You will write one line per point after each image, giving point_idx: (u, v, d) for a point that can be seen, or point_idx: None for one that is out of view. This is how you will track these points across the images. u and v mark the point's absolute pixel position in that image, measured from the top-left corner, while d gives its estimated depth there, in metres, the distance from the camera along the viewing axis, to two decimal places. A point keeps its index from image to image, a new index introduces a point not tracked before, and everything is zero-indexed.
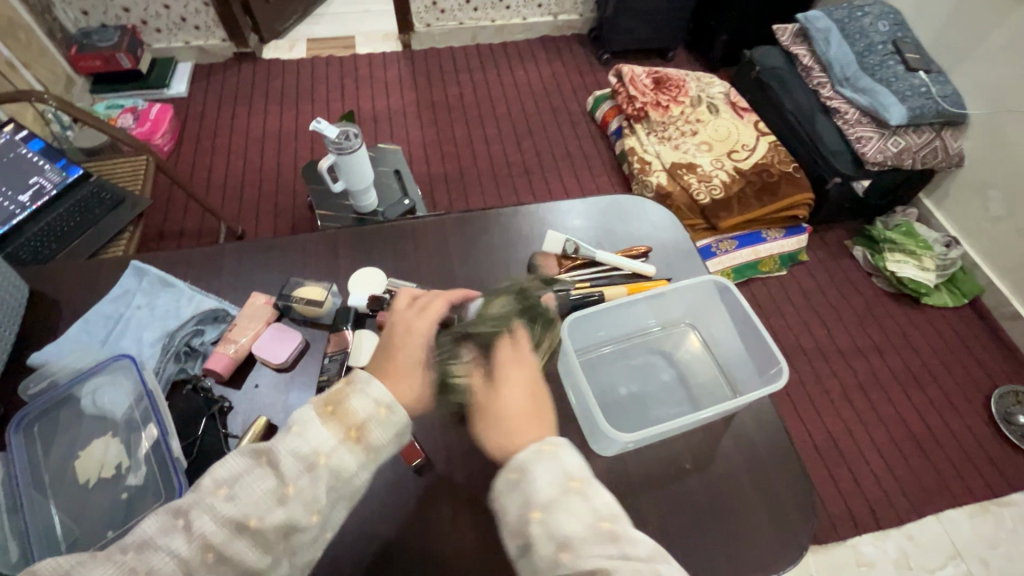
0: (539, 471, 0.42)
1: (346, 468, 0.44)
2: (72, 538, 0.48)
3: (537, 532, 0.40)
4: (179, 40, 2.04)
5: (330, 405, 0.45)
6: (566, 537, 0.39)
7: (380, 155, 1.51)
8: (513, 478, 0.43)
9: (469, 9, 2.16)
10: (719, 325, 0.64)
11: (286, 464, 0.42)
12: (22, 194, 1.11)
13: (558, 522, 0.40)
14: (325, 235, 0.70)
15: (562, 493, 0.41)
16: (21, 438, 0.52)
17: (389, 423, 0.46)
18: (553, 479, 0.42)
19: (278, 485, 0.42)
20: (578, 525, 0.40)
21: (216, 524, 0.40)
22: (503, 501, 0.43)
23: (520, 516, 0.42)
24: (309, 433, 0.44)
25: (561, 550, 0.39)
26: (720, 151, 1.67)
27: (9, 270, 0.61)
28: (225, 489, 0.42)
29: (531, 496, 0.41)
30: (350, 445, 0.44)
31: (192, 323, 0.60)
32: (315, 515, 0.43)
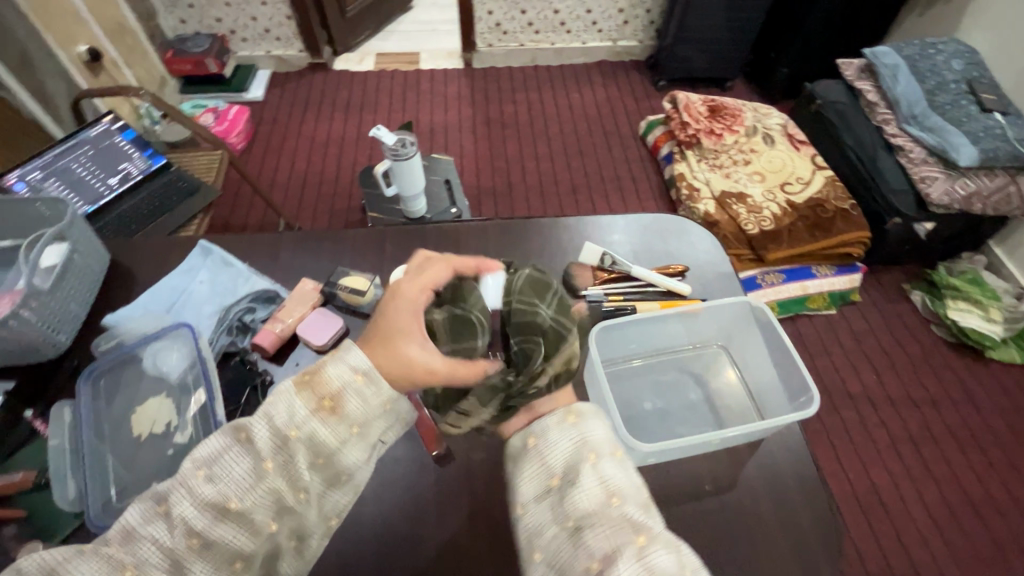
0: (594, 426, 0.48)
1: (323, 442, 0.44)
2: (121, 484, 0.53)
3: (589, 472, 0.45)
4: (261, 49, 2.21)
5: (307, 374, 0.45)
6: (616, 485, 0.44)
7: (433, 164, 1.57)
8: (569, 421, 0.48)
9: (531, 32, 2.23)
10: (756, 349, 0.63)
11: (262, 443, 0.42)
12: (112, 177, 1.22)
13: (608, 472, 0.45)
14: (374, 231, 0.75)
15: (613, 454, 0.47)
16: (89, 390, 0.57)
17: (369, 394, 0.45)
18: (607, 436, 0.48)
19: (255, 463, 0.42)
20: (627, 482, 0.45)
21: (195, 506, 0.40)
22: (553, 436, 0.48)
23: (570, 456, 0.46)
24: (284, 407, 0.43)
25: (611, 497, 0.44)
26: (773, 182, 1.65)
27: (96, 238, 0.68)
28: (205, 471, 0.41)
29: (589, 439, 0.47)
30: (324, 416, 0.44)
31: (245, 302, 0.65)
32: (302, 494, 0.43)
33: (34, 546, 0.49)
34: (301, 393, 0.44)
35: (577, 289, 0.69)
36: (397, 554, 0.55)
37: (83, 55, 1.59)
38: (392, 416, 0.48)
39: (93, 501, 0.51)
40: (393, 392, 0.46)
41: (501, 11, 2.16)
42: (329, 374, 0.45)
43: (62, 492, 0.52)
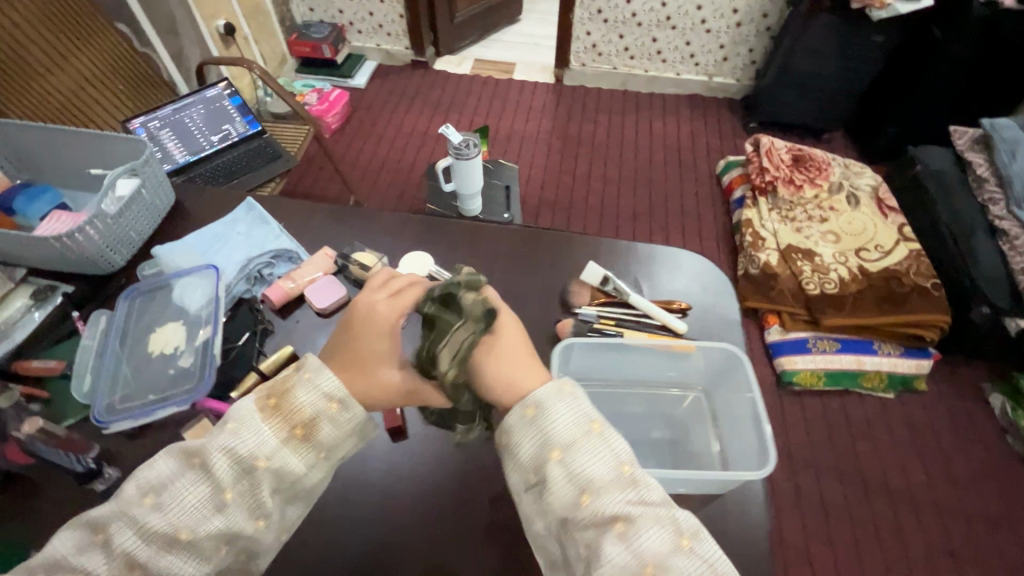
0: (558, 412, 0.44)
1: (290, 470, 0.45)
2: (125, 390, 0.60)
3: (556, 471, 0.43)
4: (372, 42, 2.39)
5: (275, 399, 0.47)
6: (587, 479, 0.42)
7: (498, 169, 1.62)
8: (529, 415, 0.45)
9: (625, 56, 2.24)
10: (735, 400, 0.60)
11: (222, 473, 0.43)
12: (214, 135, 1.39)
13: (576, 463, 0.42)
14: (398, 216, 0.80)
15: (583, 435, 0.43)
16: (127, 306, 0.67)
17: (341, 420, 0.47)
18: (574, 419, 0.44)
19: (215, 492, 0.43)
20: (599, 470, 0.42)
21: (136, 538, 0.42)
22: (517, 435, 0.45)
23: (536, 454, 0.44)
24: (245, 436, 0.44)
25: (582, 494, 0.42)
26: (847, 245, 1.56)
27: (166, 180, 0.78)
28: (151, 498, 0.43)
29: (550, 435, 0.43)
30: (294, 443, 0.46)
31: (267, 256, 0.71)
32: (261, 522, 0.45)
33: (37, 420, 0.53)
34: (270, 421, 0.45)
35: (571, 305, 0.69)
36: (334, 513, 0.58)
37: (219, 28, 1.81)
38: (360, 438, 0.49)
39: (99, 396, 0.59)
40: (365, 414, 0.48)
41: (599, 33, 2.18)
42: (300, 402, 0.46)
43: (79, 385, 0.61)
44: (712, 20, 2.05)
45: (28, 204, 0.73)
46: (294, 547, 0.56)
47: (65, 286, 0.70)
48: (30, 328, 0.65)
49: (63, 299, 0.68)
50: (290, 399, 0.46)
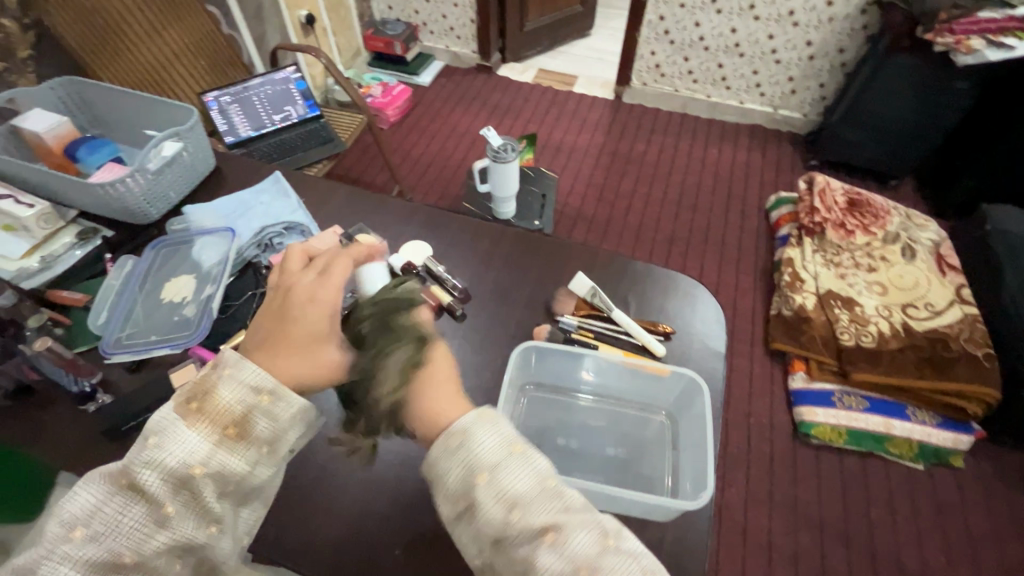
0: (479, 437, 0.44)
1: (230, 471, 0.47)
2: (133, 328, 0.67)
3: (485, 492, 0.43)
4: (442, 44, 2.49)
5: (195, 403, 0.47)
6: (514, 497, 0.42)
7: (538, 177, 1.64)
8: (452, 443, 0.45)
9: (688, 80, 2.20)
10: (693, 428, 0.58)
11: (156, 489, 0.45)
12: (275, 114, 1.49)
13: (503, 481, 0.43)
14: (409, 206, 0.83)
15: (507, 454, 0.45)
16: (152, 255, 0.74)
17: (274, 413, 0.49)
18: (498, 440, 0.45)
19: (154, 510, 0.45)
20: (527, 486, 0.43)
21: (72, 569, 0.42)
22: (442, 463, 0.45)
23: (464, 477, 0.44)
24: (174, 447, 0.45)
25: (512, 510, 0.42)
26: (894, 299, 1.46)
27: (208, 146, 0.85)
28: (81, 531, 0.43)
29: (474, 459, 0.44)
30: (229, 443, 0.47)
31: (281, 227, 0.76)
32: (212, 527, 0.46)
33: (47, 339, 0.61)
34: (195, 429, 0.46)
35: (554, 312, 0.70)
36: (295, 473, 0.62)
37: (301, 18, 1.95)
38: (303, 426, 0.51)
39: (110, 329, 0.66)
40: (301, 402, 0.50)
41: (664, 54, 2.16)
42: (224, 401, 0.47)
43: (96, 317, 0.68)
44: (783, 51, 1.99)
45: (90, 154, 0.82)
46: None
47: (105, 231, 0.78)
48: (69, 263, 0.74)
49: (102, 241, 0.77)
50: (212, 403, 0.46)
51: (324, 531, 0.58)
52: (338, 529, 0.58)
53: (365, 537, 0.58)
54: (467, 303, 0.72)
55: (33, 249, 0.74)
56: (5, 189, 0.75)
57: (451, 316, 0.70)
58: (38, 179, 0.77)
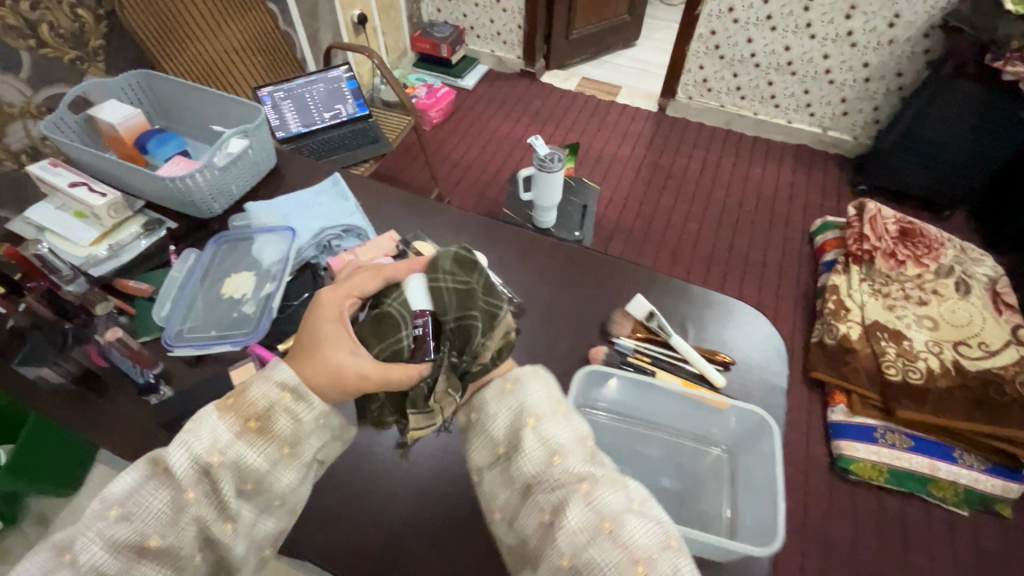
0: (532, 387, 0.51)
1: (250, 466, 0.48)
2: (195, 321, 0.68)
3: (529, 435, 0.48)
4: (488, 48, 2.50)
5: (232, 397, 0.50)
6: (556, 445, 0.47)
7: (579, 187, 1.63)
8: (506, 388, 0.52)
9: (736, 96, 2.17)
10: (757, 468, 0.56)
11: (182, 474, 0.46)
12: (326, 112, 1.51)
13: (547, 431, 0.48)
14: (465, 215, 0.83)
15: (552, 409, 0.50)
16: (214, 249, 0.75)
17: (299, 412, 0.50)
18: (546, 395, 0.51)
19: (177, 496, 0.46)
20: (567, 438, 0.48)
21: (102, 551, 0.44)
22: (493, 407, 0.51)
23: (511, 423, 0.50)
24: (200, 436, 0.47)
25: (553, 455, 0.46)
26: (945, 335, 1.41)
27: (270, 144, 0.86)
28: (115, 511, 0.46)
29: (525, 405, 0.50)
30: (251, 437, 0.48)
31: (340, 229, 0.78)
32: (228, 523, 0.47)
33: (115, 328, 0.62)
34: (224, 417, 0.48)
35: (609, 333, 0.69)
36: (341, 475, 0.62)
37: (354, 18, 1.98)
38: (328, 434, 0.52)
39: (173, 321, 0.67)
40: (322, 405, 0.51)
41: (712, 68, 2.13)
42: (253, 395, 0.49)
43: (159, 308, 0.69)
44: (838, 71, 1.94)
45: (158, 147, 0.83)
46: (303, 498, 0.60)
47: (170, 223, 0.80)
48: (136, 252, 0.76)
49: (165, 233, 0.78)
50: (242, 395, 0.49)
51: (367, 535, 0.58)
52: (381, 533, 0.58)
53: (410, 548, 0.57)
54: (521, 317, 0.71)
55: (102, 237, 0.76)
56: (81, 177, 0.78)
57: None
58: (110, 169, 0.79)
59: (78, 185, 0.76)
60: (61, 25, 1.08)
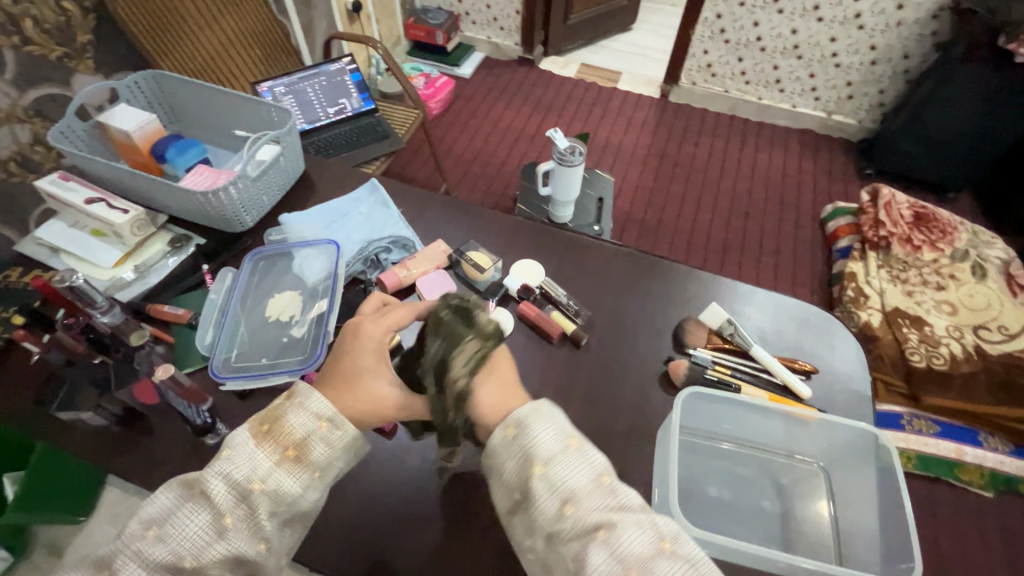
0: (537, 430, 0.45)
1: (285, 491, 0.45)
2: (242, 348, 0.63)
3: (538, 485, 0.43)
4: (484, 34, 2.42)
5: (267, 424, 0.47)
6: (569, 490, 0.43)
7: (593, 179, 1.57)
8: (511, 435, 0.46)
9: (740, 81, 2.14)
10: (861, 489, 0.55)
11: (220, 498, 0.43)
12: (330, 107, 1.43)
13: (558, 475, 0.43)
14: (514, 220, 0.79)
15: (562, 450, 0.44)
16: (251, 267, 0.69)
17: (332, 439, 0.47)
18: (553, 435, 0.45)
19: (215, 514, 0.43)
20: (581, 482, 0.43)
21: (143, 568, 0.41)
22: (501, 455, 0.46)
23: (520, 470, 0.45)
24: (237, 460, 0.44)
25: (565, 504, 0.42)
26: (964, 320, 1.42)
27: (300, 149, 0.80)
28: (155, 532, 0.43)
29: (532, 451, 0.44)
30: (288, 466, 0.45)
31: (386, 241, 0.73)
32: (262, 545, 0.44)
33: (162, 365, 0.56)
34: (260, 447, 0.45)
35: (685, 345, 0.66)
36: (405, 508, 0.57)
37: (348, 5, 1.89)
38: (353, 456, 0.49)
39: (218, 349, 0.62)
40: (357, 432, 0.48)
41: (717, 53, 2.10)
42: (290, 425, 0.46)
43: (202, 336, 0.64)
44: (844, 55, 1.92)
45: (178, 155, 0.76)
46: (371, 532, 0.55)
47: (198, 238, 0.74)
48: (164, 272, 0.70)
49: (195, 250, 0.72)
50: (280, 422, 0.46)
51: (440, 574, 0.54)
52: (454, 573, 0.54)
53: None
54: (589, 331, 0.67)
55: (126, 257, 0.70)
56: (98, 193, 0.71)
57: (574, 346, 0.66)
58: (128, 182, 0.72)
59: (96, 202, 0.69)
60: (46, 19, 0.95)
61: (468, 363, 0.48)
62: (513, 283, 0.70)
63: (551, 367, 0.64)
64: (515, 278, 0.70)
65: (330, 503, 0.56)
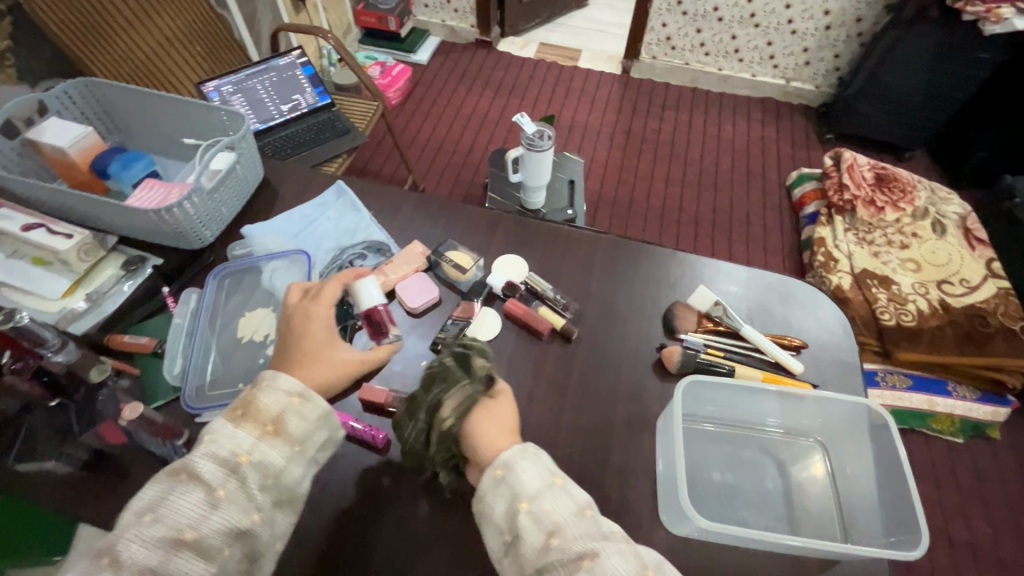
0: (524, 469, 0.45)
1: (271, 464, 0.45)
2: (215, 375, 0.59)
3: (525, 520, 0.43)
4: (438, 18, 2.33)
5: (239, 409, 0.47)
6: (555, 523, 0.43)
7: (562, 162, 1.55)
8: (497, 476, 0.45)
9: (700, 52, 2.14)
10: (860, 461, 0.56)
11: (210, 475, 0.43)
12: (284, 104, 1.35)
13: (545, 509, 0.43)
14: (490, 214, 0.76)
15: (547, 487, 0.45)
16: (216, 286, 0.65)
17: (306, 411, 0.47)
18: (540, 475, 0.45)
19: (206, 493, 0.43)
20: (566, 514, 0.43)
21: (143, 546, 0.40)
22: (489, 497, 0.45)
23: (507, 511, 0.44)
24: (221, 441, 0.45)
25: (551, 536, 0.42)
26: (928, 276, 1.47)
27: (256, 152, 0.75)
28: (149, 515, 0.42)
29: (518, 490, 0.44)
30: (269, 440, 0.46)
31: (359, 247, 0.70)
32: (255, 514, 0.44)
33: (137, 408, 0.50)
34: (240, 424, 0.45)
35: (675, 330, 0.65)
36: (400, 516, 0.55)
37: None
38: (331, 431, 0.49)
39: (188, 379, 0.58)
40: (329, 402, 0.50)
41: (675, 25, 2.08)
42: (263, 403, 0.47)
43: (170, 366, 0.59)
44: (800, 21, 1.93)
45: (123, 170, 0.71)
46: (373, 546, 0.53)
47: (155, 258, 0.68)
48: (119, 300, 0.64)
49: (152, 272, 0.67)
50: (251, 403, 0.46)
51: None
52: None
53: None
54: (577, 322, 0.66)
55: (75, 286, 0.64)
56: (36, 218, 0.65)
57: (564, 340, 0.64)
58: (69, 202, 0.66)
59: (34, 228, 0.64)
60: None
61: (457, 408, 0.49)
62: (496, 280, 0.68)
63: (542, 362, 0.63)
64: (499, 275, 0.69)
65: (325, 525, 0.53)
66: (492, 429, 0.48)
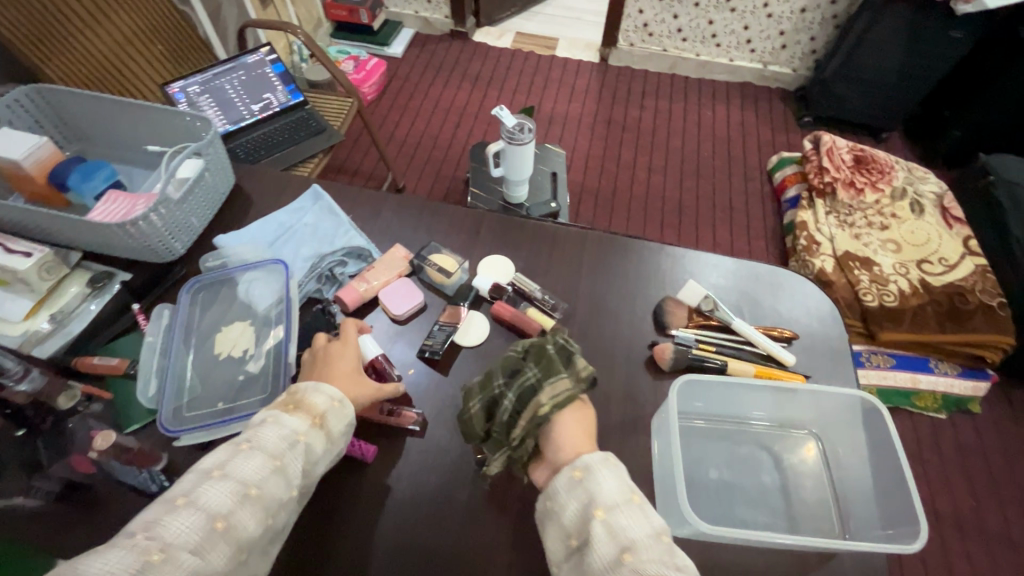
0: (605, 476, 0.44)
1: (314, 452, 0.48)
2: (192, 395, 0.56)
3: (597, 529, 0.41)
4: (410, 9, 2.28)
5: (290, 404, 0.49)
6: (628, 538, 0.40)
7: (545, 154, 1.53)
8: (575, 478, 0.45)
9: (677, 38, 2.12)
10: (856, 451, 0.56)
11: (273, 443, 0.46)
12: (254, 103, 1.30)
13: (621, 524, 0.42)
14: (473, 213, 0.74)
15: (625, 501, 0.43)
16: (189, 300, 0.62)
17: (344, 416, 0.50)
18: (618, 486, 0.44)
19: (266, 458, 0.45)
20: (642, 534, 0.41)
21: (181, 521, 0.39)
22: (562, 497, 0.45)
23: (579, 515, 0.43)
24: (279, 424, 0.47)
25: (623, 552, 0.40)
26: (909, 255, 1.48)
27: (225, 158, 0.72)
28: (217, 471, 0.43)
29: (596, 495, 0.43)
30: (315, 431, 0.48)
31: (339, 253, 0.67)
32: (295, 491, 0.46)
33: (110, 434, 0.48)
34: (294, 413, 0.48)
35: (667, 326, 0.64)
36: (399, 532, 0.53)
37: None
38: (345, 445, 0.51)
39: (165, 402, 0.55)
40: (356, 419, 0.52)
41: (652, 12, 2.06)
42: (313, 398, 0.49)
43: (144, 388, 0.57)
44: (775, 4, 1.93)
45: (83, 181, 0.67)
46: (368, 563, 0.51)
47: (122, 274, 0.65)
48: (87, 319, 0.61)
49: (119, 288, 0.64)
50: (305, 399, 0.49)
51: None
52: None
53: None
54: (567, 322, 0.65)
55: (37, 306, 0.61)
56: None
57: None
58: (27, 219, 0.63)
59: None
60: None
61: (555, 397, 0.48)
62: (484, 282, 0.66)
63: None
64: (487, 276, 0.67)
65: (316, 544, 0.51)
66: (572, 428, 0.49)
